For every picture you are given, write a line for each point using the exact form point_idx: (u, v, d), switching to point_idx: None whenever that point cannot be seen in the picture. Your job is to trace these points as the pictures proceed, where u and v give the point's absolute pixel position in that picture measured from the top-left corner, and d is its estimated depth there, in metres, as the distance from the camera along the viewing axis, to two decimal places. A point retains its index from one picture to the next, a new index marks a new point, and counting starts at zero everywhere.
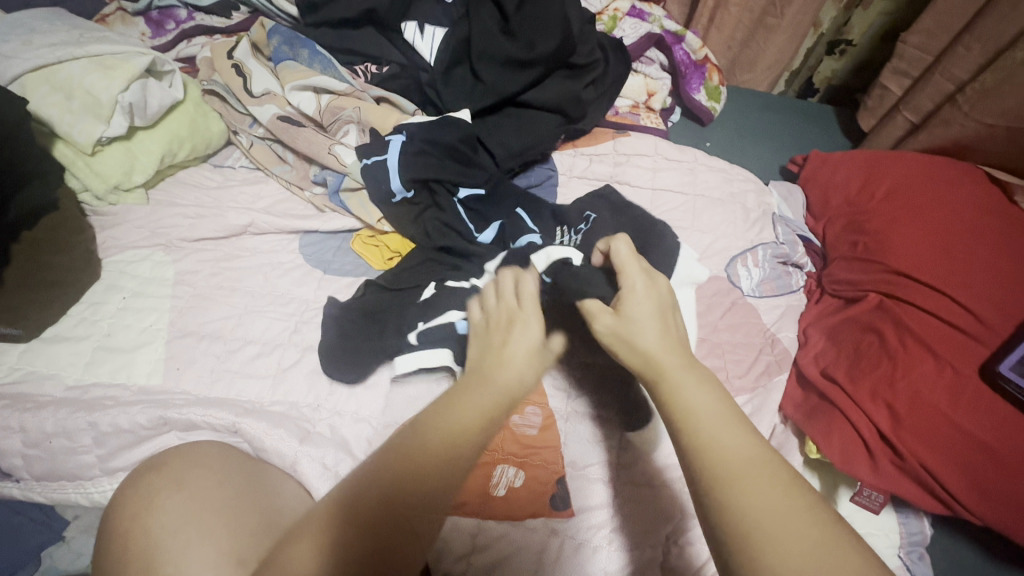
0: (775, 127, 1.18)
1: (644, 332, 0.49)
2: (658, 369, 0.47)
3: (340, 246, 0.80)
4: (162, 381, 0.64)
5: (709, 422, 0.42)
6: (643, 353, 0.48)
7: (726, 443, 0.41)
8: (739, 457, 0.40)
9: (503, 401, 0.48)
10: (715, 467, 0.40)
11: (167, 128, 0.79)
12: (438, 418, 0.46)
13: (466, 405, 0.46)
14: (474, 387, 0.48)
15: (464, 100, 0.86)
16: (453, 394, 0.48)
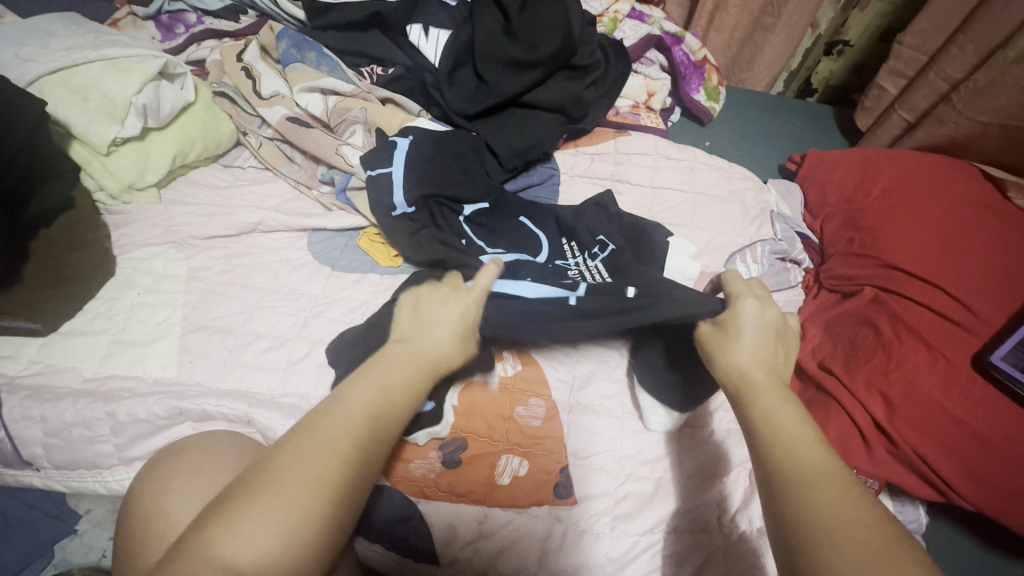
0: (774, 127, 1.19)
1: (740, 346, 0.52)
2: (748, 382, 0.49)
3: (348, 243, 0.82)
4: (176, 373, 0.66)
5: (783, 432, 0.44)
6: (736, 366, 0.50)
7: (800, 456, 0.42)
8: (815, 467, 0.41)
9: (423, 367, 0.50)
10: (786, 471, 0.41)
11: (179, 128, 0.81)
12: (361, 388, 0.46)
13: (386, 376, 0.47)
14: (397, 352, 0.50)
15: (467, 100, 0.87)
16: (375, 363, 0.48)
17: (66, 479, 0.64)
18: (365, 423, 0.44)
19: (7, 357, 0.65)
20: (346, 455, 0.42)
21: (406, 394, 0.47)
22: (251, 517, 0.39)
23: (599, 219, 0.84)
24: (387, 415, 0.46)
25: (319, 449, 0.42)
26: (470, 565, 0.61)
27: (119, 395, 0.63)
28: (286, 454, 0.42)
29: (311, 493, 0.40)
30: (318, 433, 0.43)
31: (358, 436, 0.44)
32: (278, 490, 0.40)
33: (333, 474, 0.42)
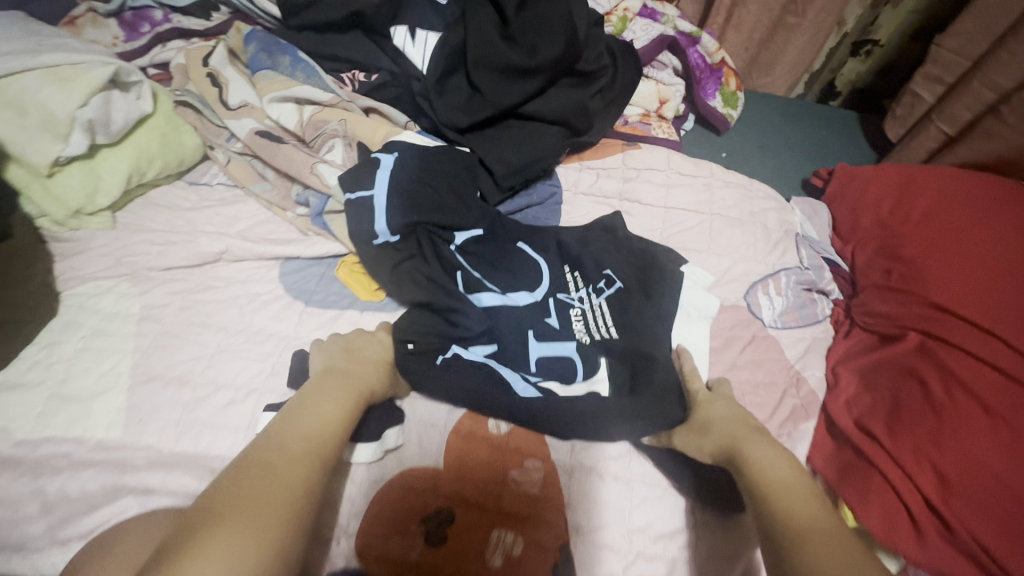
0: (796, 136, 1.10)
1: (715, 409, 0.61)
2: (734, 447, 0.55)
3: (324, 273, 0.74)
4: (121, 435, 0.57)
5: (783, 487, 0.49)
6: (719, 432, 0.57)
7: (810, 513, 0.46)
8: (820, 524, 0.45)
9: (353, 397, 0.55)
10: (795, 529, 0.45)
11: (135, 145, 0.72)
12: (299, 418, 0.51)
13: (323, 408, 0.52)
14: (329, 389, 0.55)
15: (459, 111, 0.78)
16: (307, 397, 0.54)
17: None
18: (310, 443, 0.49)
19: None
20: (298, 479, 0.45)
21: (340, 418, 0.53)
22: (206, 548, 0.36)
23: (605, 247, 0.76)
24: (327, 435, 0.50)
25: (268, 471, 0.44)
26: None
27: (54, 463, 0.55)
28: (233, 482, 0.43)
29: (267, 511, 0.41)
30: (264, 461, 0.45)
31: (300, 452, 0.47)
32: (233, 514, 0.40)
33: (288, 490, 0.44)
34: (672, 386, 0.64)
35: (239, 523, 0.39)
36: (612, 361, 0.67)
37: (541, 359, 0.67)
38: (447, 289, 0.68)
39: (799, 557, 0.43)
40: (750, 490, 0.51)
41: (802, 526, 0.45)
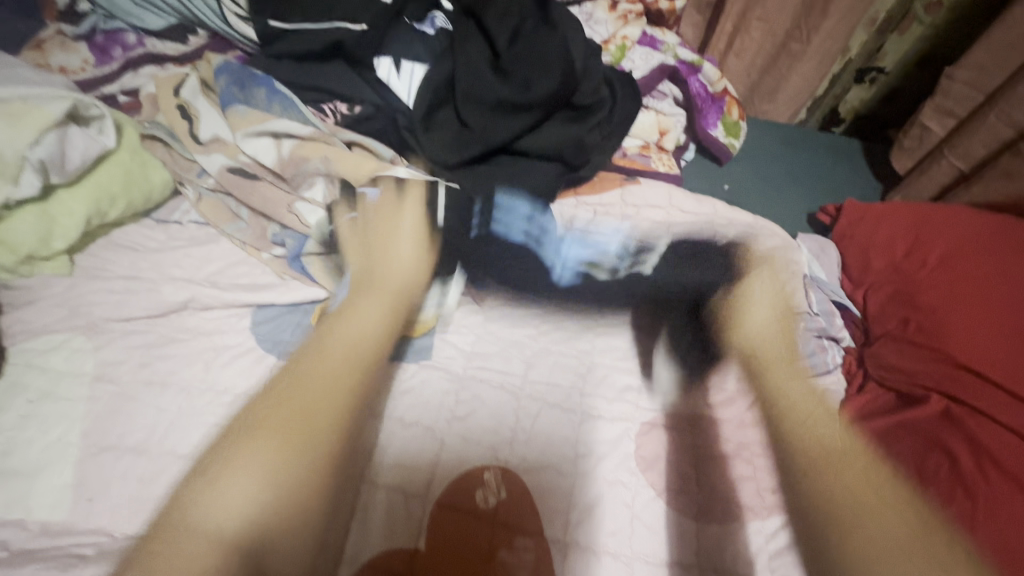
0: (800, 166, 1.06)
1: (756, 317, 0.70)
2: (761, 359, 0.67)
3: (301, 321, 0.68)
4: (68, 515, 0.52)
5: (817, 415, 0.61)
6: (756, 338, 0.69)
7: (825, 432, 0.58)
8: (833, 449, 0.56)
9: (394, 298, 0.59)
10: (825, 456, 0.56)
11: (95, 183, 0.67)
12: (336, 334, 0.54)
13: (366, 315, 0.56)
14: (367, 285, 0.59)
15: (448, 147, 0.73)
16: (351, 304, 0.57)
17: None
18: (344, 372, 0.51)
19: None
20: (336, 405, 0.49)
21: (372, 345, 0.54)
22: (237, 464, 0.44)
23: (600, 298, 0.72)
24: (361, 356, 0.53)
25: (300, 395, 0.48)
26: None
27: None
28: (274, 398, 0.49)
29: (280, 433, 0.45)
30: (294, 382, 0.49)
31: (347, 377, 0.51)
32: (262, 434, 0.46)
33: (315, 415, 0.47)
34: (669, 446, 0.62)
35: (260, 448, 0.45)
36: None
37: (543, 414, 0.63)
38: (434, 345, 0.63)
39: (828, 480, 0.54)
40: (770, 414, 0.63)
41: (822, 458, 0.56)
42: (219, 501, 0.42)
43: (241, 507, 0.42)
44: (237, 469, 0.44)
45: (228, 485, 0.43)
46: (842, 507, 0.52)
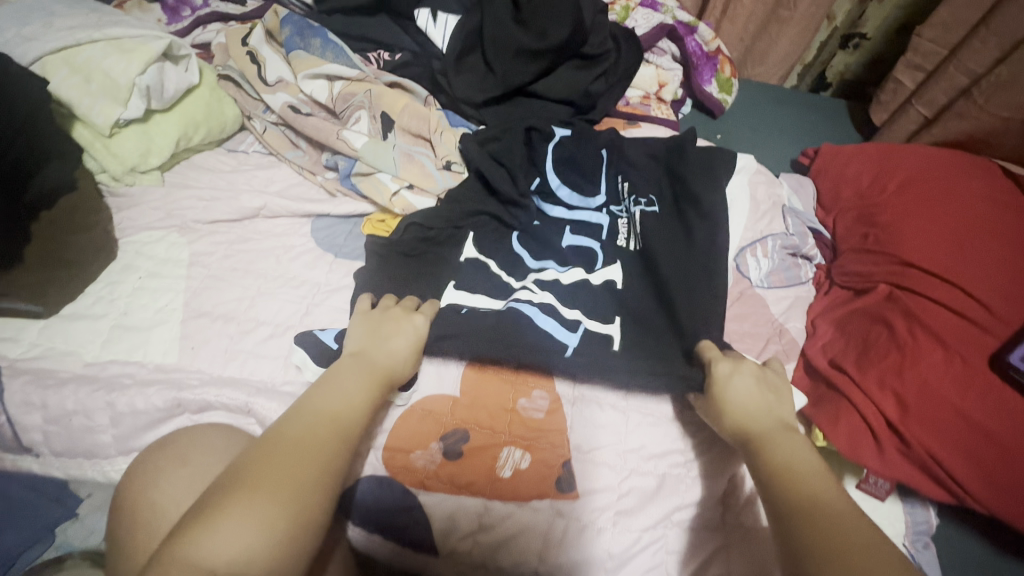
0: (786, 120, 1.17)
1: (736, 391, 0.61)
2: (759, 437, 0.56)
3: (352, 231, 0.82)
4: (178, 360, 0.66)
5: (794, 474, 0.51)
6: (746, 423, 0.58)
7: (815, 488, 0.49)
8: (824, 498, 0.48)
9: (374, 376, 0.58)
10: (804, 508, 0.47)
11: (183, 111, 0.80)
12: (322, 401, 0.53)
13: (346, 388, 0.55)
14: (352, 367, 0.58)
15: (474, 88, 0.86)
16: (334, 375, 0.57)
17: (65, 466, 0.64)
18: (339, 414, 0.52)
19: (8, 340, 0.65)
20: (318, 452, 0.48)
21: (351, 414, 0.53)
22: (234, 512, 0.42)
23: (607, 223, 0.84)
24: (344, 427, 0.52)
25: (288, 451, 0.47)
26: (470, 555, 0.61)
27: (119, 382, 0.64)
28: (260, 459, 0.46)
29: (289, 488, 0.45)
30: (290, 437, 0.49)
31: (325, 435, 0.50)
32: (264, 480, 0.45)
33: (308, 460, 0.47)
34: (663, 337, 0.72)
35: (269, 490, 0.44)
36: (609, 312, 0.74)
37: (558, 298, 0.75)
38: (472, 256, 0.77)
39: (807, 536, 0.45)
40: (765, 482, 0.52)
41: (805, 510, 0.47)
42: (212, 548, 0.40)
43: (247, 540, 0.41)
44: (251, 503, 0.43)
45: (224, 529, 0.41)
46: (828, 523, 0.45)
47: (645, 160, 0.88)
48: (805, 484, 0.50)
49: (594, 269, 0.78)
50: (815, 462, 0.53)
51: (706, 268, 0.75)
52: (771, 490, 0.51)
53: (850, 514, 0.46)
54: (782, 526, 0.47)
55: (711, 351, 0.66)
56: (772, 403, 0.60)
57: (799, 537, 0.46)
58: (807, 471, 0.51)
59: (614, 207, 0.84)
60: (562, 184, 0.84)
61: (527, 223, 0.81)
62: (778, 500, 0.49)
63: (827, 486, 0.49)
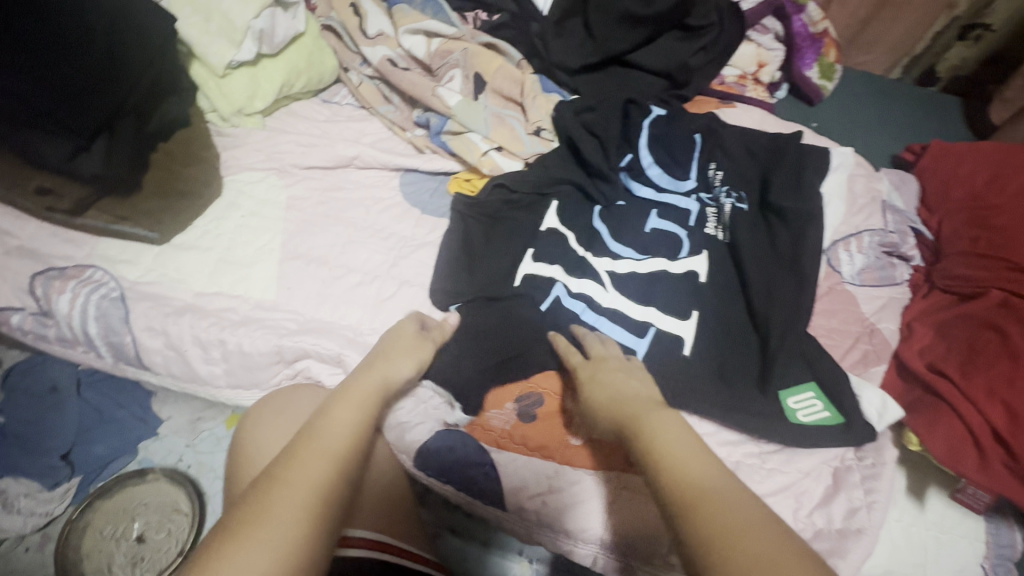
0: (888, 114, 1.09)
1: (599, 384, 0.57)
2: (629, 421, 0.52)
3: (437, 188, 0.83)
4: (274, 297, 0.69)
5: (669, 453, 0.47)
6: (616, 411, 0.54)
7: (687, 469, 0.45)
8: (700, 480, 0.44)
9: (373, 403, 0.53)
10: (684, 495, 0.43)
11: (290, 59, 0.82)
12: (322, 431, 0.49)
13: (341, 416, 0.50)
14: (349, 394, 0.53)
15: (572, 53, 0.86)
16: (329, 405, 0.52)
17: (181, 384, 0.70)
18: (341, 443, 0.48)
19: (127, 262, 0.70)
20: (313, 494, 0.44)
21: (354, 443, 0.49)
22: (237, 555, 0.39)
23: (696, 203, 0.80)
24: (340, 464, 0.47)
25: (282, 496, 0.43)
26: (536, 517, 0.62)
27: (223, 315, 0.68)
28: (255, 497, 0.43)
29: (290, 528, 0.42)
30: (292, 471, 0.45)
31: (319, 474, 0.45)
32: (262, 522, 0.41)
33: (307, 497, 0.44)
34: (744, 327, 0.70)
35: (267, 531, 0.41)
36: (688, 294, 0.72)
37: (636, 274, 0.73)
38: (555, 229, 0.76)
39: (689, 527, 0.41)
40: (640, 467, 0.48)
41: (681, 498, 0.43)
42: None
43: None
44: (253, 545, 0.40)
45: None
46: (710, 511, 0.41)
47: (740, 148, 0.85)
48: (685, 467, 0.45)
49: (677, 257, 0.75)
50: (686, 434, 0.49)
51: (797, 260, 0.73)
52: (652, 476, 0.46)
53: (730, 492, 0.43)
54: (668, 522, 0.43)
55: (571, 359, 0.62)
56: (639, 386, 0.56)
57: (687, 534, 0.41)
58: (687, 450, 0.47)
59: (703, 195, 0.81)
60: (655, 163, 0.82)
61: (610, 200, 0.80)
62: (657, 496, 0.45)
63: (709, 465, 0.45)
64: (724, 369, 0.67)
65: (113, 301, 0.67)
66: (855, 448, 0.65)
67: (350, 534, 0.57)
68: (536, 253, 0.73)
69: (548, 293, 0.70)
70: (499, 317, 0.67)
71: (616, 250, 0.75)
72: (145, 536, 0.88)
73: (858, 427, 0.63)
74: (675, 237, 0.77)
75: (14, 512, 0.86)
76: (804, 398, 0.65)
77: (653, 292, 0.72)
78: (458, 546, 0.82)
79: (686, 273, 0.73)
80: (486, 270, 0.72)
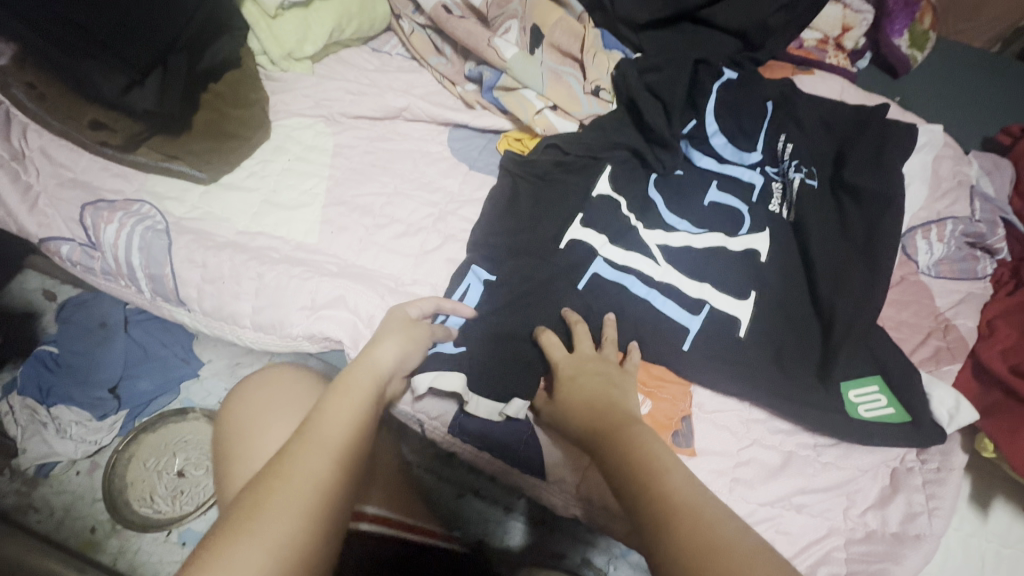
0: (988, 89, 0.97)
1: (572, 388, 0.55)
2: (605, 430, 0.50)
3: (486, 145, 0.79)
4: (317, 241, 0.69)
5: (647, 462, 0.45)
6: (589, 418, 0.52)
7: (667, 480, 0.44)
8: (682, 491, 0.43)
9: (367, 398, 0.49)
10: (660, 506, 0.42)
11: (341, 3, 0.78)
12: (318, 426, 0.46)
13: (338, 414, 0.47)
14: (341, 390, 0.49)
15: (639, 6, 0.81)
16: (325, 403, 0.48)
17: (212, 324, 0.69)
18: (340, 439, 0.45)
19: (173, 199, 0.70)
20: (317, 497, 0.41)
21: (354, 434, 0.46)
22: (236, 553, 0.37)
23: (763, 178, 0.75)
24: (345, 463, 0.44)
25: (284, 497, 0.40)
26: (575, 490, 0.60)
27: (267, 252, 0.67)
28: (252, 497, 0.40)
29: (290, 527, 0.39)
30: (286, 469, 0.42)
31: (323, 474, 0.42)
32: (258, 522, 0.39)
33: (306, 496, 0.41)
34: (807, 313, 0.66)
35: (266, 532, 0.38)
36: (748, 273, 0.67)
37: (691, 250, 0.69)
38: (607, 198, 0.71)
39: (661, 542, 0.40)
40: (619, 471, 0.46)
41: (658, 513, 0.41)
42: None
43: None
44: (250, 542, 0.38)
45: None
46: (690, 522, 0.40)
47: (815, 121, 0.77)
48: (663, 477, 0.44)
49: (737, 232, 0.70)
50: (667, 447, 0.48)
51: (874, 243, 0.67)
52: (625, 489, 0.45)
53: (712, 508, 0.42)
54: (636, 533, 0.42)
55: (551, 351, 0.59)
56: (613, 391, 0.54)
57: (661, 548, 0.40)
58: (666, 461, 0.46)
59: (769, 168, 0.76)
60: (720, 130, 0.76)
61: (668, 168, 0.75)
62: (632, 508, 0.43)
63: (685, 476, 0.45)
64: (778, 354, 0.63)
65: (157, 233, 0.67)
66: (919, 450, 0.61)
67: (363, 509, 0.54)
68: (586, 217, 0.69)
69: (586, 270, 0.66)
70: (535, 297, 0.64)
71: (674, 221, 0.71)
72: (185, 472, 0.91)
73: (926, 427, 0.59)
74: (737, 213, 0.71)
75: (67, 437, 0.89)
76: (866, 392, 0.61)
77: (709, 268, 0.67)
78: (481, 507, 0.81)
79: (746, 251, 0.68)
80: (530, 233, 0.68)
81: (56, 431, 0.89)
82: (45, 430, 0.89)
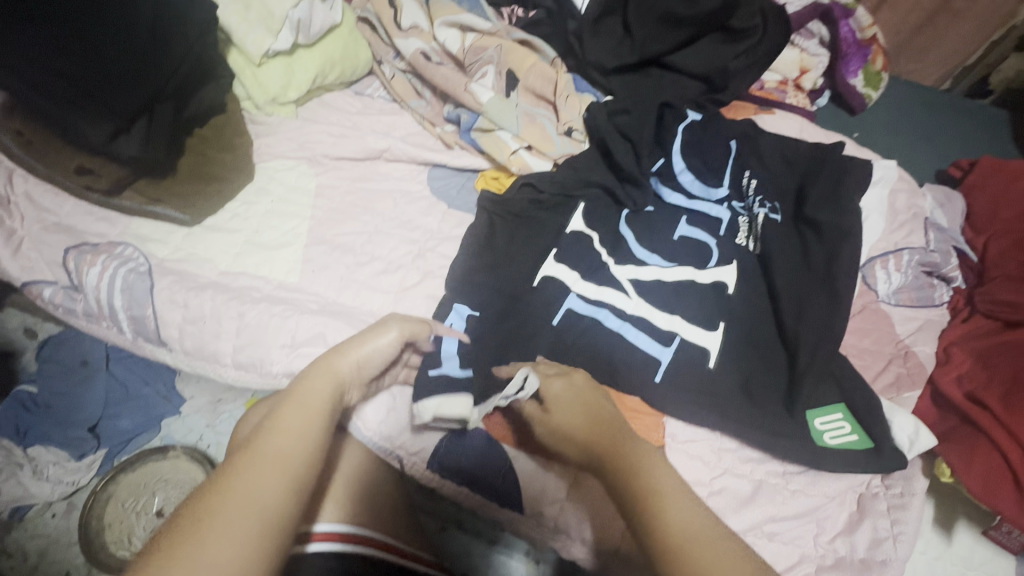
0: (939, 124, 1.03)
1: (562, 413, 0.56)
2: (609, 462, 0.52)
3: (464, 184, 0.82)
4: (298, 280, 0.70)
5: (654, 492, 0.48)
6: (587, 444, 0.54)
7: (674, 514, 0.47)
8: (683, 524, 0.46)
9: (323, 412, 0.48)
10: (670, 544, 0.45)
11: (325, 50, 0.82)
12: (269, 442, 0.45)
13: (292, 430, 0.46)
14: (295, 403, 0.48)
15: (609, 53, 0.86)
16: (279, 418, 0.47)
17: (193, 364, 0.69)
18: (291, 457, 0.44)
19: (157, 242, 0.71)
20: (266, 520, 0.40)
21: (308, 453, 0.45)
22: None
23: (729, 213, 0.78)
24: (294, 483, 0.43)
25: (229, 520, 0.39)
26: (553, 521, 0.61)
27: (247, 293, 0.69)
28: (196, 520, 0.39)
29: (234, 546, 0.38)
30: (235, 483, 0.41)
31: (271, 497, 0.41)
32: (202, 541, 0.38)
33: (254, 518, 0.40)
34: (773, 343, 0.68)
35: (210, 551, 0.37)
36: (716, 305, 0.70)
37: (662, 283, 0.71)
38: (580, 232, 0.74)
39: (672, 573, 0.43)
40: (629, 500, 0.49)
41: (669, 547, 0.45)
42: None
43: None
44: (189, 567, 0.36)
45: None
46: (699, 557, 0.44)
47: (777, 158, 0.81)
48: (670, 509, 0.47)
49: (705, 265, 0.73)
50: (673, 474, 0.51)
51: (833, 274, 0.70)
52: (637, 518, 0.48)
53: (711, 535, 0.46)
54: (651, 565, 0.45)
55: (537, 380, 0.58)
56: (604, 412, 0.56)
57: None
58: (669, 489, 0.49)
59: (735, 203, 0.79)
60: (687, 168, 0.80)
61: (639, 205, 0.78)
62: (645, 540, 0.46)
63: (690, 507, 0.48)
64: (747, 384, 0.66)
65: (140, 275, 0.68)
66: (883, 475, 0.63)
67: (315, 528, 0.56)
68: (559, 253, 0.72)
69: (559, 306, 0.68)
70: (511, 332, 0.66)
71: (645, 255, 0.74)
72: (165, 511, 0.89)
73: (887, 453, 0.61)
74: (705, 247, 0.75)
75: (43, 479, 0.88)
76: (830, 419, 0.64)
77: (679, 300, 0.70)
78: (464, 540, 0.81)
79: (714, 283, 0.71)
80: (508, 269, 0.70)
81: (32, 472, 0.88)
82: (20, 472, 0.88)
